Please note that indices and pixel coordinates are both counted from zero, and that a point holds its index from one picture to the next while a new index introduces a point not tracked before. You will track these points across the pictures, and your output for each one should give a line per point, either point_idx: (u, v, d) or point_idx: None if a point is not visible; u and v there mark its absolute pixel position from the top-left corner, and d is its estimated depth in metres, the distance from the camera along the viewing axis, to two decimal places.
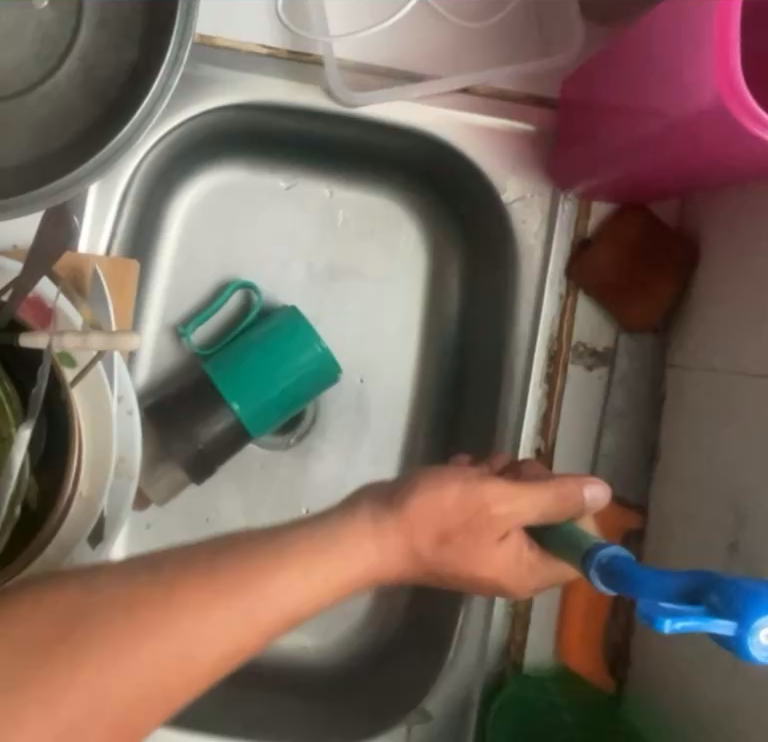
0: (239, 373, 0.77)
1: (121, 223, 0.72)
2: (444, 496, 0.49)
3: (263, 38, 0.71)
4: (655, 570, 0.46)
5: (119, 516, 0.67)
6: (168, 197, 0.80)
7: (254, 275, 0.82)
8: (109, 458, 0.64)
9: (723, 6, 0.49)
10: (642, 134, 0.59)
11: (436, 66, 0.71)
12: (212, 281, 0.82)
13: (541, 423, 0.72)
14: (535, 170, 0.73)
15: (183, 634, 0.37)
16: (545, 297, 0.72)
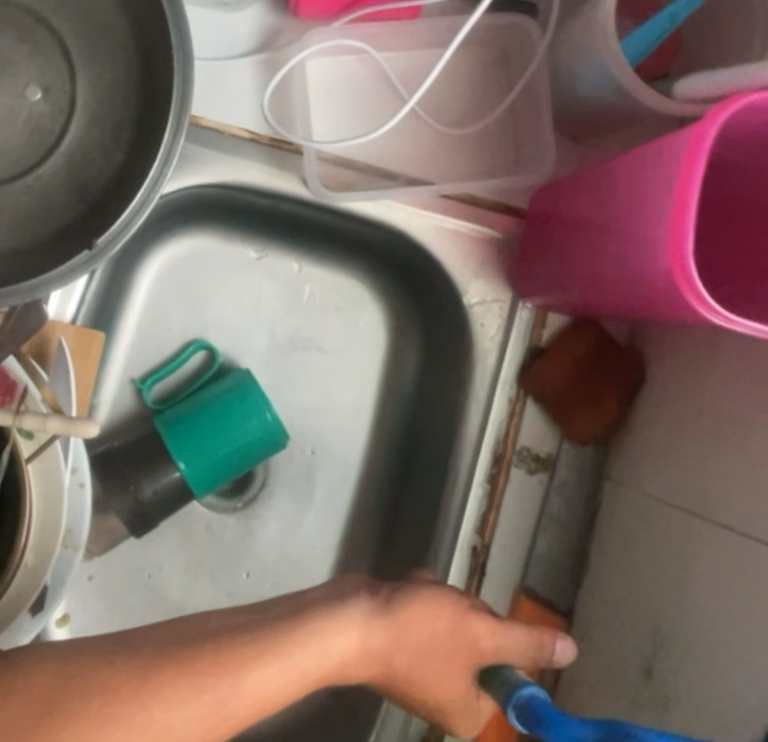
0: (186, 433, 0.79)
1: (90, 290, 0.75)
2: (439, 617, 0.59)
3: (248, 123, 0.72)
4: (565, 718, 0.50)
5: (62, 586, 0.68)
6: (139, 258, 0.81)
7: (216, 341, 0.83)
8: (58, 529, 0.65)
9: (683, 190, 0.52)
10: (605, 276, 0.62)
11: (412, 169, 0.73)
12: (173, 343, 0.82)
13: (480, 521, 0.74)
14: (498, 276, 0.75)
15: (212, 700, 0.46)
16: (496, 400, 0.74)
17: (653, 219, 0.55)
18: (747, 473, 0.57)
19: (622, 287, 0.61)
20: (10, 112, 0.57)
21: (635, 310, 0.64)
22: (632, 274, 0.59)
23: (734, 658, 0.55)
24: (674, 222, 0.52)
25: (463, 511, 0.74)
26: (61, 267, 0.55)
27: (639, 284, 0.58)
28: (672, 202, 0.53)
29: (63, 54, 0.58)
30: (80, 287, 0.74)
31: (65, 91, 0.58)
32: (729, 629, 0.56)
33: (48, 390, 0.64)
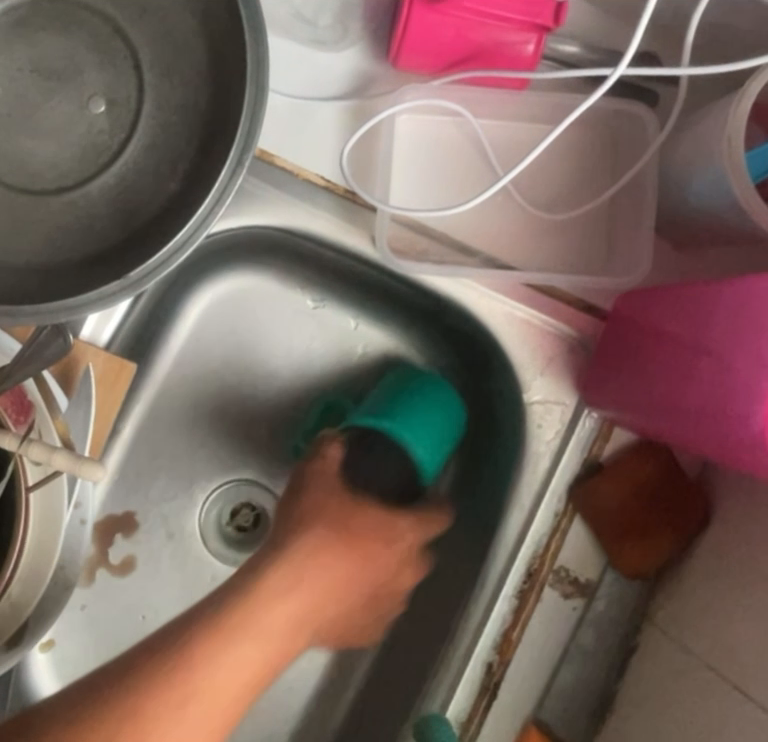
0: (404, 417, 0.70)
1: (131, 316, 0.71)
2: (329, 552, 0.65)
3: (324, 168, 0.66)
4: None
5: (44, 624, 0.62)
6: (190, 286, 0.76)
7: (256, 387, 0.78)
8: (48, 566, 0.60)
9: None
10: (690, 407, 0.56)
11: (492, 247, 0.68)
12: (212, 384, 0.78)
13: (501, 640, 0.67)
14: (565, 378, 0.69)
15: None
16: (540, 510, 0.68)
17: None
18: None
19: (707, 422, 0.54)
20: (68, 122, 0.53)
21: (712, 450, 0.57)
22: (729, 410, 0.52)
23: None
24: None
25: (485, 622, 0.68)
26: (89, 295, 0.50)
27: (733, 423, 0.52)
28: None
29: (136, 69, 0.54)
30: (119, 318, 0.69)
31: (130, 108, 0.54)
32: None
33: (62, 421, 0.59)
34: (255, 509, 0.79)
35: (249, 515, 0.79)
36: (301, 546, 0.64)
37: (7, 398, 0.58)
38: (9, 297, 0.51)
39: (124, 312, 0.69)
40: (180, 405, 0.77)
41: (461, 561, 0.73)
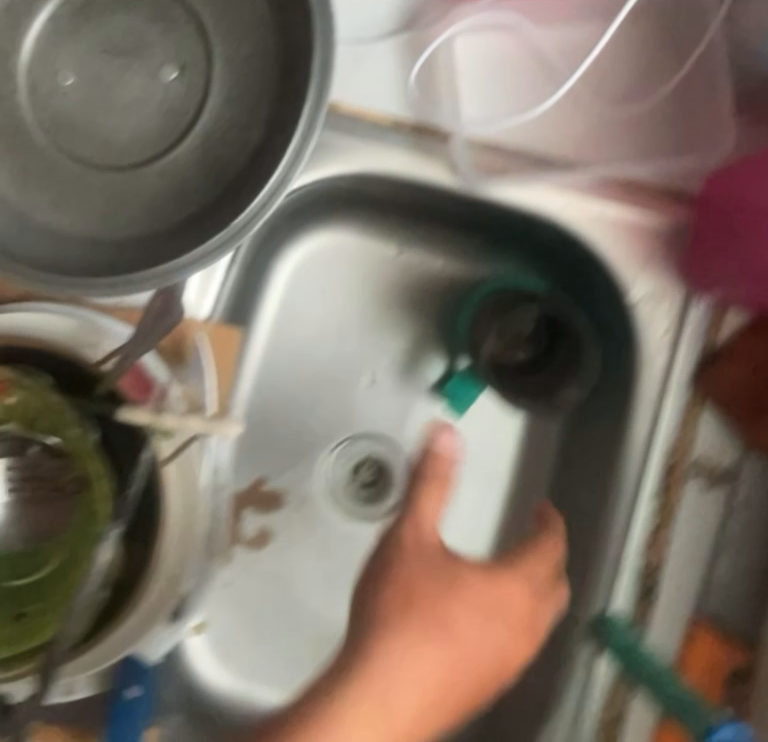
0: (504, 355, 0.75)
1: (226, 288, 0.70)
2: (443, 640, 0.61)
3: (388, 107, 0.66)
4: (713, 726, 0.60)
5: (200, 596, 0.64)
6: (275, 255, 0.77)
7: (355, 342, 0.79)
8: (195, 535, 0.62)
9: None
10: None
11: (568, 152, 0.67)
12: (313, 346, 0.78)
13: (651, 540, 0.67)
14: (668, 271, 0.67)
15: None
16: (666, 407, 0.67)
17: None
18: None
19: None
20: (144, 95, 0.55)
21: None
22: None
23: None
24: None
25: (630, 527, 0.67)
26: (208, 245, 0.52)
27: None
28: None
29: (198, 31, 0.54)
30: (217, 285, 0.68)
31: (200, 71, 0.54)
32: None
33: (190, 389, 0.61)
34: (376, 464, 0.80)
35: (371, 469, 0.80)
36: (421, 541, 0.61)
37: (126, 382, 0.60)
38: (119, 270, 0.53)
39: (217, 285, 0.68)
40: (285, 371, 0.78)
41: (592, 476, 0.72)
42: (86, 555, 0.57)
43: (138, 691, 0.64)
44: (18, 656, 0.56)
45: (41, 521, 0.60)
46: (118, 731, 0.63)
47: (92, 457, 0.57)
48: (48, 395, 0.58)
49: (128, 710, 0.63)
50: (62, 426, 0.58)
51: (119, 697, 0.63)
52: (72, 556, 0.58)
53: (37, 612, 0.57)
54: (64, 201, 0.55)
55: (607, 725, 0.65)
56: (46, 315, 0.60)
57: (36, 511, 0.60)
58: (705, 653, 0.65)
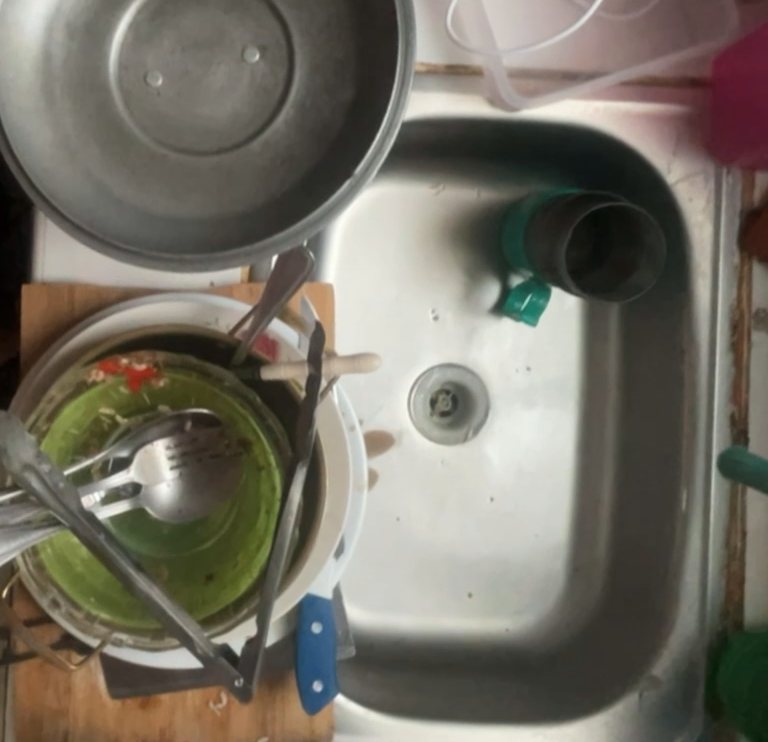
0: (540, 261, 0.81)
1: None
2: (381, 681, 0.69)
3: (423, 57, 0.72)
4: None
5: (355, 529, 0.69)
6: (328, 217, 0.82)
7: (415, 281, 0.85)
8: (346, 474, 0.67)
9: None
10: None
11: (592, 64, 0.72)
12: (378, 292, 0.84)
13: (732, 391, 0.75)
14: (698, 150, 0.75)
15: None
16: (721, 269, 0.75)
17: None
18: None
19: None
20: (234, 79, 0.59)
21: None
22: None
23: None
24: None
25: (712, 386, 0.75)
26: (327, 202, 0.57)
27: None
28: None
29: (271, 11, 0.59)
30: None
31: (281, 46, 0.59)
32: None
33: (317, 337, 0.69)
34: (450, 390, 0.86)
35: (447, 397, 0.86)
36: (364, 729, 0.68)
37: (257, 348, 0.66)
38: (245, 240, 0.58)
39: None
40: (359, 321, 0.84)
41: (662, 352, 0.80)
42: (262, 506, 0.63)
43: (321, 626, 0.70)
44: (229, 607, 0.62)
45: (206, 488, 0.66)
46: (310, 666, 0.69)
47: (248, 418, 0.63)
48: (201, 371, 0.63)
49: (314, 645, 0.70)
50: (213, 396, 0.64)
51: (305, 634, 0.70)
52: (244, 513, 0.65)
53: (228, 569, 0.64)
54: (180, 191, 0.60)
55: (729, 562, 0.75)
56: (163, 307, 0.67)
57: (199, 480, 0.65)
58: None
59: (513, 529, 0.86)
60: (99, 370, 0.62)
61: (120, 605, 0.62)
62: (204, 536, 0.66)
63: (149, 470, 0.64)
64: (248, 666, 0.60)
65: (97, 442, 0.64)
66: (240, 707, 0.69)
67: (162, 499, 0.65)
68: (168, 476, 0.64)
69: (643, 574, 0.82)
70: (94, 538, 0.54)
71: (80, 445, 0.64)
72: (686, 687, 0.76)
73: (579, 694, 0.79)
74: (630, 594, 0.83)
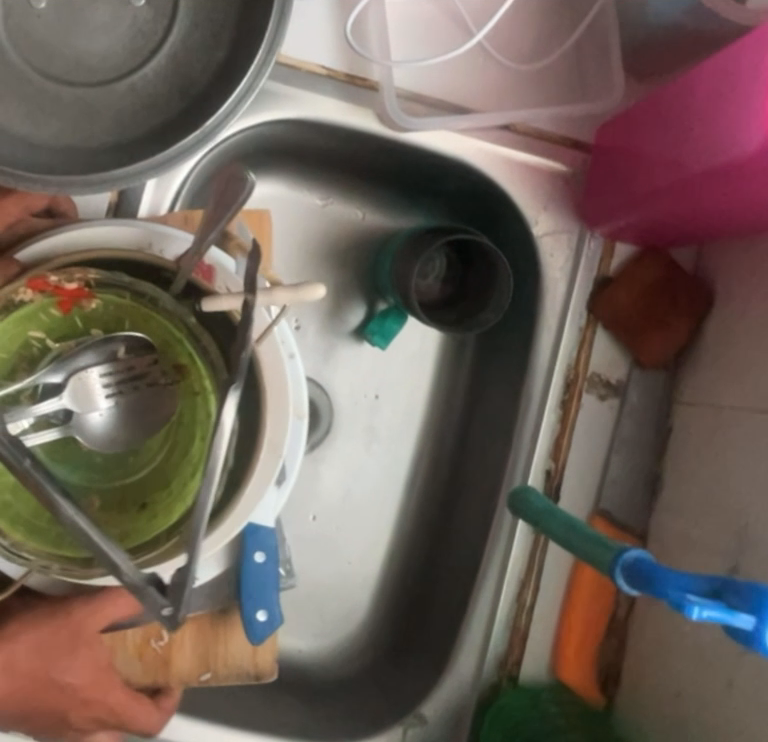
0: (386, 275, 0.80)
1: (182, 200, 0.73)
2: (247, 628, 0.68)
3: (323, 59, 0.74)
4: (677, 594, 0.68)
5: (296, 457, 0.65)
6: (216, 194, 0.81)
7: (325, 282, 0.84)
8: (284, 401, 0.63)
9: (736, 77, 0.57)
10: (668, 184, 0.66)
11: (482, 103, 0.75)
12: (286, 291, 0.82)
13: (552, 447, 0.75)
14: (566, 210, 0.77)
15: (197, 658, 0.67)
16: (566, 327, 0.76)
17: (711, 117, 0.60)
18: None
19: (678, 192, 0.65)
20: (115, 18, 0.60)
21: (698, 214, 0.67)
22: (686, 177, 0.63)
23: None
24: (728, 102, 0.58)
25: (535, 436, 0.76)
26: (172, 149, 0.58)
27: (696, 183, 0.63)
28: (731, 88, 0.58)
29: None
30: (178, 184, 0.73)
31: None
32: None
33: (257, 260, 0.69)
34: None
35: None
36: (223, 650, 0.68)
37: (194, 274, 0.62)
38: (91, 171, 0.58)
39: (170, 203, 0.72)
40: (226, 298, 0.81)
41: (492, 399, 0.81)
42: (196, 432, 0.61)
43: (264, 557, 0.67)
44: (162, 535, 0.60)
45: (148, 416, 0.62)
46: (256, 598, 0.67)
47: (183, 338, 0.61)
48: (149, 297, 0.61)
49: (258, 576, 0.67)
50: (162, 321, 0.61)
51: (247, 566, 0.67)
52: (180, 442, 0.61)
53: (162, 496, 0.61)
54: (37, 113, 0.60)
55: (516, 615, 0.75)
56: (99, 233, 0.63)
57: (129, 408, 0.62)
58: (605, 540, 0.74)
59: (334, 550, 0.83)
60: (29, 285, 0.59)
61: (43, 534, 0.59)
62: (136, 466, 0.62)
63: (78, 399, 0.60)
64: (177, 595, 0.53)
65: (26, 368, 0.60)
66: (183, 645, 0.67)
67: (91, 429, 0.61)
68: (98, 403, 0.61)
69: (440, 618, 0.81)
70: (20, 463, 0.51)
71: (7, 372, 0.60)
72: (452, 727, 0.75)
73: (350, 719, 0.77)
74: (424, 634, 0.82)
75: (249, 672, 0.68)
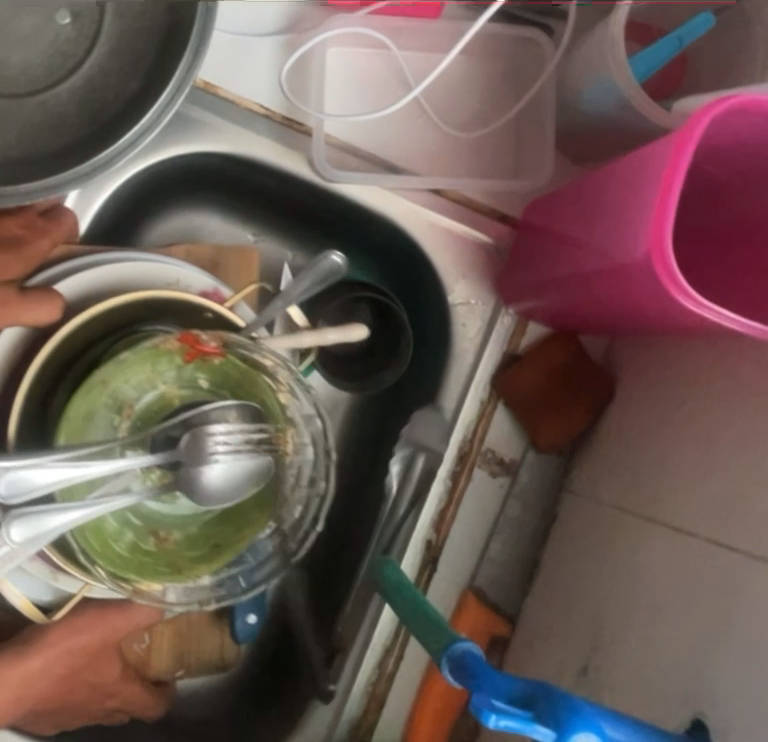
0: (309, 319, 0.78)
1: (99, 221, 0.73)
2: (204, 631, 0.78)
3: (262, 98, 0.72)
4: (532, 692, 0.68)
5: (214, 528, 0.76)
6: (146, 217, 0.78)
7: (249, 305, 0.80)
8: None
9: (635, 187, 0.56)
10: (572, 276, 0.64)
11: (413, 165, 0.74)
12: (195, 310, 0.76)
13: (437, 518, 0.75)
14: (485, 281, 0.76)
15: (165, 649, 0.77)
16: (467, 399, 0.75)
17: (611, 220, 0.58)
18: (693, 484, 0.59)
19: (581, 286, 0.64)
20: (37, 32, 0.60)
21: (601, 312, 0.66)
22: (587, 275, 0.61)
23: (738, 689, 0.51)
24: (625, 209, 0.56)
25: (420, 504, 0.74)
26: (69, 172, 0.59)
27: (595, 282, 0.61)
28: (632, 194, 0.56)
29: None
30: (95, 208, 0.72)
31: (93, 19, 0.60)
32: (660, 639, 0.58)
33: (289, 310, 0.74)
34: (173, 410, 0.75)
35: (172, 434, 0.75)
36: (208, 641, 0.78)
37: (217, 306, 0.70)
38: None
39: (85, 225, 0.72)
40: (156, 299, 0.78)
41: (386, 457, 0.80)
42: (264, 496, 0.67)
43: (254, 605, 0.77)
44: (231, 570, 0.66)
45: (248, 482, 0.62)
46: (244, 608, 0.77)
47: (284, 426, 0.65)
48: (276, 381, 0.66)
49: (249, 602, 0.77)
50: (260, 391, 0.66)
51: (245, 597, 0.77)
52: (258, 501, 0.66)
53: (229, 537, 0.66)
54: None
55: (376, 680, 0.74)
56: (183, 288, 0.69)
57: (255, 471, 0.62)
58: (473, 618, 0.73)
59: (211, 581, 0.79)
60: (176, 339, 0.64)
61: (133, 563, 0.64)
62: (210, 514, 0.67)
63: (198, 452, 0.60)
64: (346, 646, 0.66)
65: (130, 407, 0.65)
66: (159, 647, 0.77)
67: (214, 482, 0.61)
68: (221, 455, 0.60)
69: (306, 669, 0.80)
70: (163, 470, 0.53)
71: (116, 408, 0.64)
72: None
73: None
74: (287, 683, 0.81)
75: (217, 662, 0.79)
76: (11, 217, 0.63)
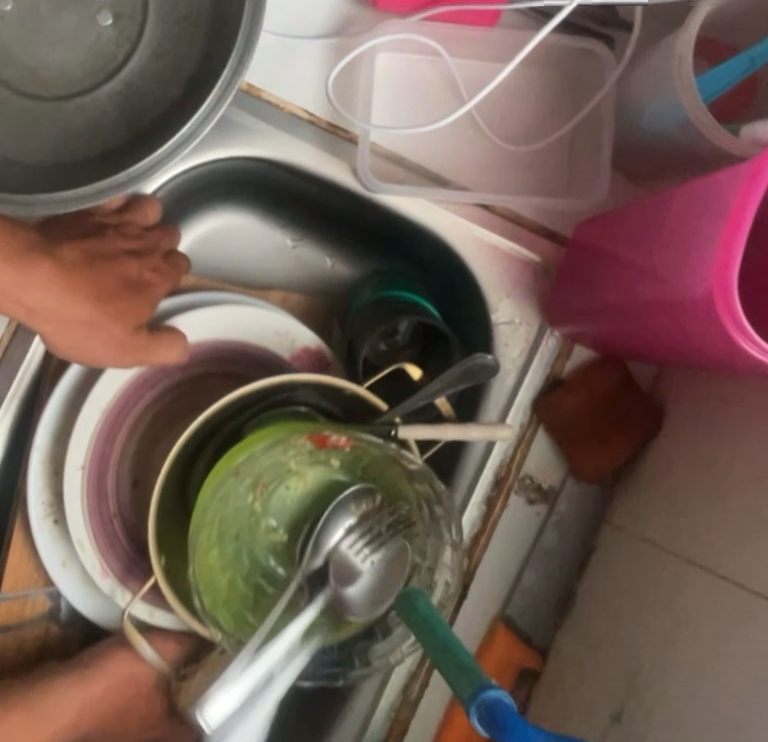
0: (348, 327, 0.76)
1: None
2: None
3: (307, 104, 0.70)
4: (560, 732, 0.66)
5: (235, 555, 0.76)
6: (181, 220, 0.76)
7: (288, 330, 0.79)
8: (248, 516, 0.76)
9: (701, 220, 0.52)
10: (626, 304, 0.61)
11: (461, 178, 0.72)
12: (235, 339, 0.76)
13: (469, 543, 0.72)
14: (530, 300, 0.73)
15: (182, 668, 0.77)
16: (506, 422, 0.73)
17: (670, 252, 0.55)
18: (741, 530, 0.56)
19: (634, 316, 0.61)
20: (78, 33, 0.58)
21: (654, 344, 0.62)
22: (642, 305, 0.58)
23: None
24: (688, 242, 0.53)
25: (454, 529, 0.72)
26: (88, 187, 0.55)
27: (649, 313, 0.58)
28: (697, 225, 0.53)
29: None
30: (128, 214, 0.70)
31: (136, 21, 0.58)
32: (699, 692, 0.55)
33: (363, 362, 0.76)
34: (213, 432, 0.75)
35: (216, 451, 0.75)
36: None
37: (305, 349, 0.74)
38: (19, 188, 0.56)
39: None
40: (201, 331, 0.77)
41: None
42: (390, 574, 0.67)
43: None
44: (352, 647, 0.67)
45: (393, 572, 0.64)
46: None
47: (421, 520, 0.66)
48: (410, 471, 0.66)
49: None
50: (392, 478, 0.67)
51: None
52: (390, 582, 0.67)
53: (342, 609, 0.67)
54: None
55: (399, 706, 0.72)
56: (289, 337, 0.73)
57: (392, 562, 0.64)
58: (501, 650, 0.71)
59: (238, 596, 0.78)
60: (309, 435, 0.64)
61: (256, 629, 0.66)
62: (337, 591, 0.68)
63: (344, 575, 0.63)
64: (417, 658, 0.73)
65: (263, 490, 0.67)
66: None
67: (358, 596, 0.63)
68: (365, 563, 0.63)
69: None
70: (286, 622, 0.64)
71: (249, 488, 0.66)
72: None
73: None
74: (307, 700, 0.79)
75: None
76: (144, 260, 0.66)
